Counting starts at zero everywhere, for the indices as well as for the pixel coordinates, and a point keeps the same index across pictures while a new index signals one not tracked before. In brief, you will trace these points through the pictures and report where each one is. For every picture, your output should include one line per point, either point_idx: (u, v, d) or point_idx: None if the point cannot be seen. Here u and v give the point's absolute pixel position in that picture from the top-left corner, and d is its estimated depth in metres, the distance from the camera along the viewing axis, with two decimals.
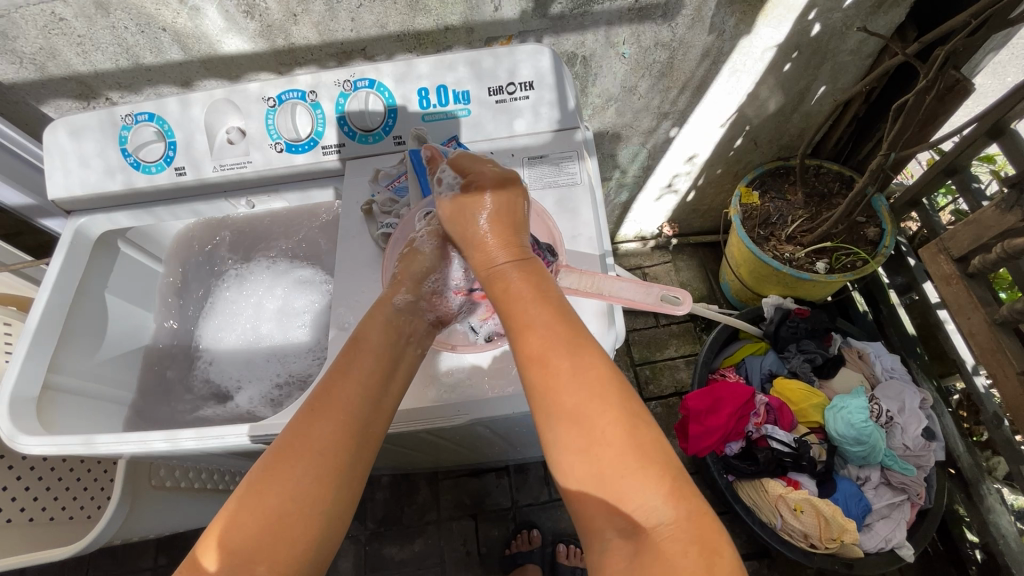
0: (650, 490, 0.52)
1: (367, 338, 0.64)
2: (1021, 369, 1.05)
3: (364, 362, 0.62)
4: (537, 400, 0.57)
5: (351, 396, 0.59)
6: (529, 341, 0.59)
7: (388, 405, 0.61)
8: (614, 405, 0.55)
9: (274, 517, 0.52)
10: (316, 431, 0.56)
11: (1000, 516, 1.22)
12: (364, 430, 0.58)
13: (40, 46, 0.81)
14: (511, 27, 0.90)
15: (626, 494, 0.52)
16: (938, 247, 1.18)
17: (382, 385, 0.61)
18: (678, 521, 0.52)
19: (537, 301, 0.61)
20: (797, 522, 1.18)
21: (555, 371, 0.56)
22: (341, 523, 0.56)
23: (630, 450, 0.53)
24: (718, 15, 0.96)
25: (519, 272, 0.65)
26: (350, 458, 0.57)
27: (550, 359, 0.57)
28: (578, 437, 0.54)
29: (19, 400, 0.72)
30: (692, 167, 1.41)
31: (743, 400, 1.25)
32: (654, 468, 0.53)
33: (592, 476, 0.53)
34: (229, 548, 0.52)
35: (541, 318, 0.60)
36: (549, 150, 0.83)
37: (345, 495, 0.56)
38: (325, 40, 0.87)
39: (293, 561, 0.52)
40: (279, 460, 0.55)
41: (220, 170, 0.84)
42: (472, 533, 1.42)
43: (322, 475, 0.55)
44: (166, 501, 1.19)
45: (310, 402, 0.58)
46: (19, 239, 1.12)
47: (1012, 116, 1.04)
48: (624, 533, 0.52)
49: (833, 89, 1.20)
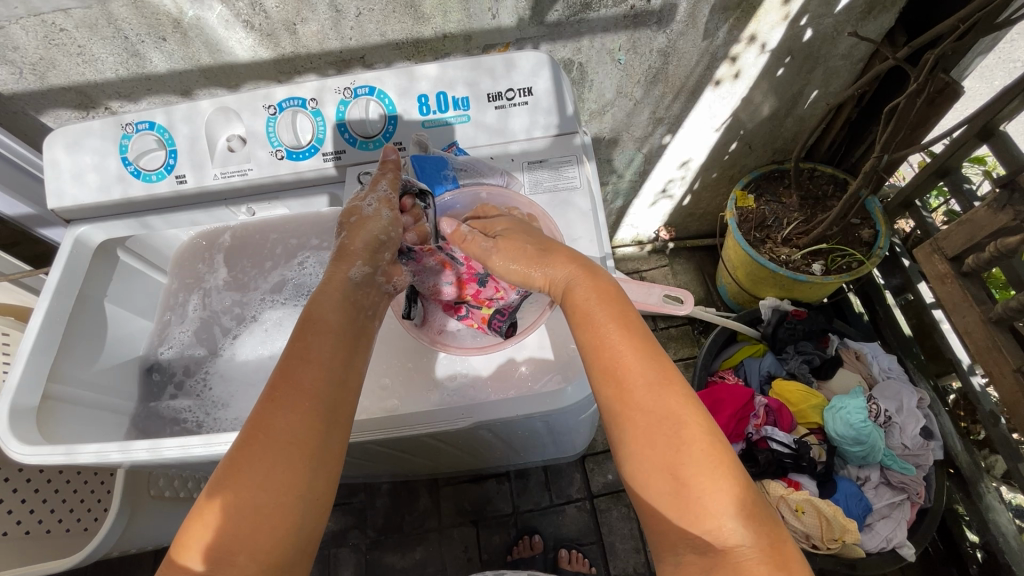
0: (725, 507, 0.51)
1: (321, 319, 0.63)
2: (1017, 366, 1.06)
3: (321, 345, 0.61)
4: (615, 415, 0.57)
5: (311, 378, 0.58)
6: (602, 346, 0.59)
7: (351, 382, 0.61)
8: (691, 420, 0.54)
9: (252, 507, 0.52)
10: (279, 419, 0.55)
11: (999, 514, 1.22)
12: (329, 411, 0.58)
13: (40, 57, 0.81)
14: (509, 34, 0.92)
15: (707, 511, 0.51)
16: (933, 248, 1.19)
17: (341, 364, 0.61)
18: (758, 541, 0.50)
19: (614, 317, 0.60)
20: (798, 523, 1.17)
21: (631, 386, 0.56)
22: (321, 503, 0.55)
23: (704, 467, 0.52)
24: (712, 21, 0.97)
25: (587, 282, 0.63)
26: (320, 441, 0.56)
27: (629, 374, 0.57)
28: (657, 451, 0.53)
29: (19, 410, 0.71)
30: (686, 171, 1.42)
31: (742, 402, 1.28)
32: (729, 482, 0.52)
33: (671, 489, 0.52)
34: (209, 544, 0.51)
35: (619, 333, 0.59)
36: (548, 155, 0.84)
37: (322, 477, 0.56)
38: (325, 48, 0.88)
39: (277, 547, 0.52)
40: (246, 450, 0.54)
41: (222, 178, 0.84)
42: (473, 540, 1.42)
43: (292, 459, 0.54)
44: (164, 512, 1.18)
45: (269, 391, 0.57)
46: (17, 249, 1.12)
47: (1002, 118, 1.06)
48: (700, 550, 0.51)
49: (825, 93, 1.22)
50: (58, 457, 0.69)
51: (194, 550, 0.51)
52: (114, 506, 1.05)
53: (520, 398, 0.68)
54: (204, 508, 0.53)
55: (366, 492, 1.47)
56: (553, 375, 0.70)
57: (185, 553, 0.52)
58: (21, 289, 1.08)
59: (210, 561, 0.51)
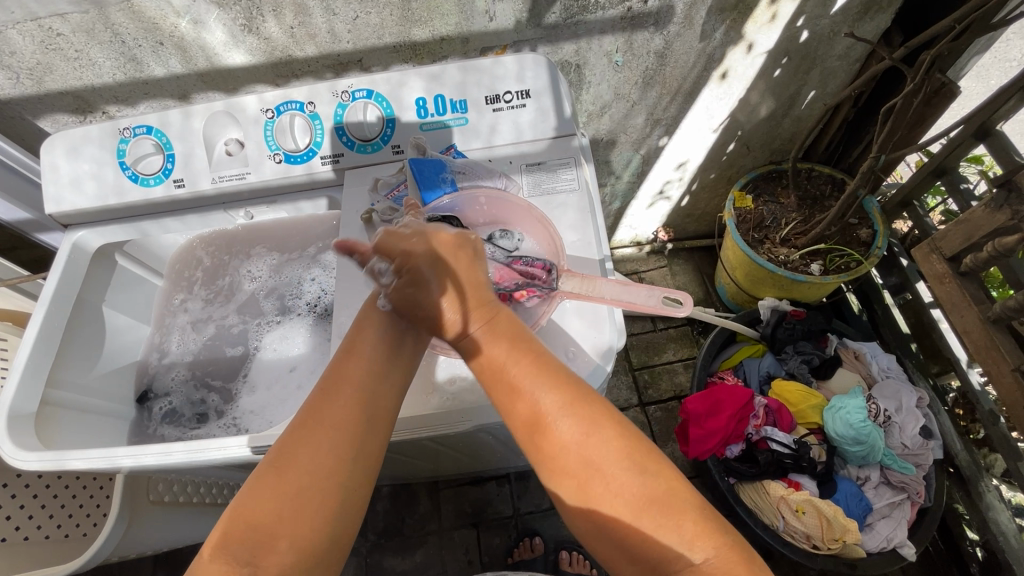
0: (672, 535, 0.51)
1: (378, 314, 0.64)
2: (1016, 365, 1.06)
3: (376, 338, 0.62)
4: (558, 484, 0.55)
5: (363, 370, 0.59)
6: (529, 412, 0.55)
7: (400, 377, 0.61)
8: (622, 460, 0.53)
9: (296, 491, 0.52)
10: (331, 408, 0.56)
11: (999, 513, 1.22)
12: (377, 405, 0.58)
13: (37, 62, 0.81)
14: (506, 36, 0.92)
15: (655, 544, 0.51)
16: (930, 247, 1.19)
17: (391, 359, 0.61)
18: (711, 562, 0.50)
19: (525, 372, 0.56)
20: (799, 523, 1.18)
21: (563, 453, 0.53)
22: (360, 499, 0.55)
23: (642, 505, 0.51)
24: (709, 22, 0.97)
25: (494, 338, 0.59)
26: (366, 436, 0.56)
27: (550, 431, 0.54)
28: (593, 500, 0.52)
29: (17, 416, 0.71)
30: (683, 173, 1.42)
31: (742, 402, 1.27)
32: (681, 523, 0.51)
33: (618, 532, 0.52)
34: (249, 525, 0.50)
35: (550, 403, 0.55)
36: (546, 157, 0.84)
37: (364, 472, 0.55)
38: (322, 51, 0.88)
39: (314, 536, 0.51)
40: (300, 434, 0.54)
41: (220, 182, 0.84)
42: (474, 543, 1.41)
43: (339, 450, 0.54)
44: (162, 517, 1.17)
45: (324, 380, 0.58)
46: (15, 254, 1.12)
47: (998, 117, 1.06)
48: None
49: (822, 94, 1.23)
50: (57, 462, 0.69)
51: (233, 531, 0.51)
52: (112, 510, 1.05)
53: None
54: (249, 489, 0.52)
55: None
56: None
57: (224, 537, 0.51)
58: (19, 294, 1.07)
59: (251, 543, 0.50)
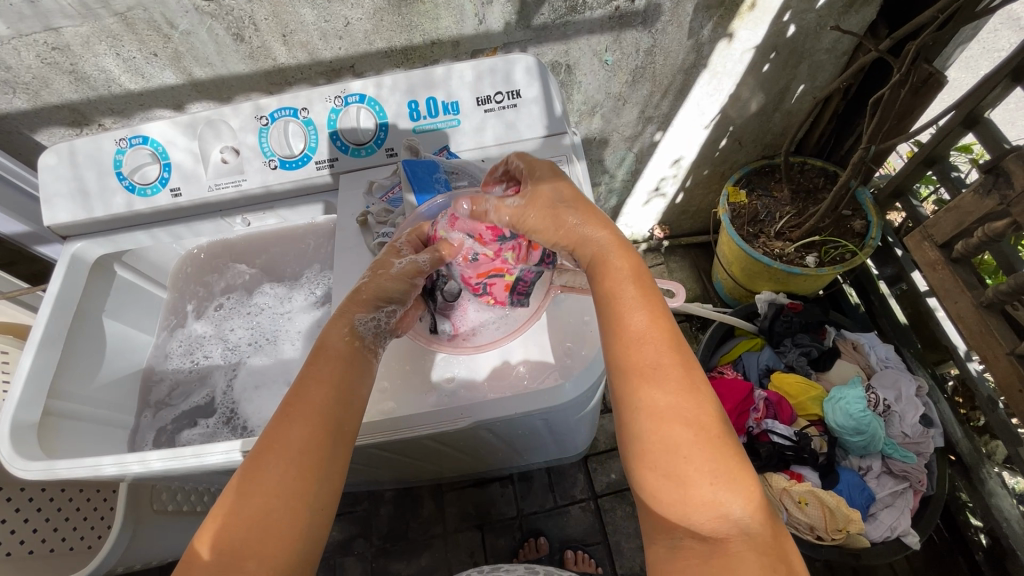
0: (729, 491, 0.50)
1: (330, 343, 0.63)
2: (1011, 349, 1.06)
3: (332, 365, 0.61)
4: (632, 402, 0.54)
5: (323, 392, 0.59)
6: (625, 326, 0.58)
7: (357, 401, 0.61)
8: (700, 403, 0.53)
9: (263, 520, 0.52)
10: (290, 433, 0.56)
11: (1001, 499, 1.23)
12: (338, 426, 0.58)
13: (34, 76, 0.82)
14: (496, 39, 0.93)
15: (710, 495, 0.49)
16: (923, 235, 1.20)
17: (348, 384, 0.61)
18: (761, 536, 0.49)
19: (636, 284, 0.60)
20: (802, 515, 1.18)
21: (650, 368, 0.55)
22: (328, 518, 0.55)
23: (706, 453, 0.51)
24: (696, 20, 0.99)
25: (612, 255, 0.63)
26: (329, 453, 0.56)
27: (642, 346, 0.56)
28: (668, 432, 0.52)
29: (20, 426, 0.72)
30: (677, 170, 1.44)
31: (742, 395, 1.28)
32: (737, 482, 0.50)
33: (676, 472, 0.51)
34: (217, 556, 0.51)
35: (647, 320, 0.58)
36: (538, 155, 0.85)
37: (329, 492, 0.56)
38: (314, 59, 0.89)
39: (286, 558, 0.51)
40: (259, 462, 0.54)
41: (216, 190, 0.85)
42: (479, 544, 1.41)
43: (304, 470, 0.54)
44: (166, 527, 1.17)
45: (282, 406, 0.58)
46: (14, 268, 1.13)
47: (986, 105, 1.08)
48: (700, 537, 0.49)
49: (812, 87, 1.24)
50: (59, 472, 0.69)
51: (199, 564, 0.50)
52: (116, 520, 1.05)
53: (519, 397, 0.69)
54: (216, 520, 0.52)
55: (369, 500, 1.47)
56: (551, 374, 0.70)
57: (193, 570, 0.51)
58: (18, 307, 1.08)
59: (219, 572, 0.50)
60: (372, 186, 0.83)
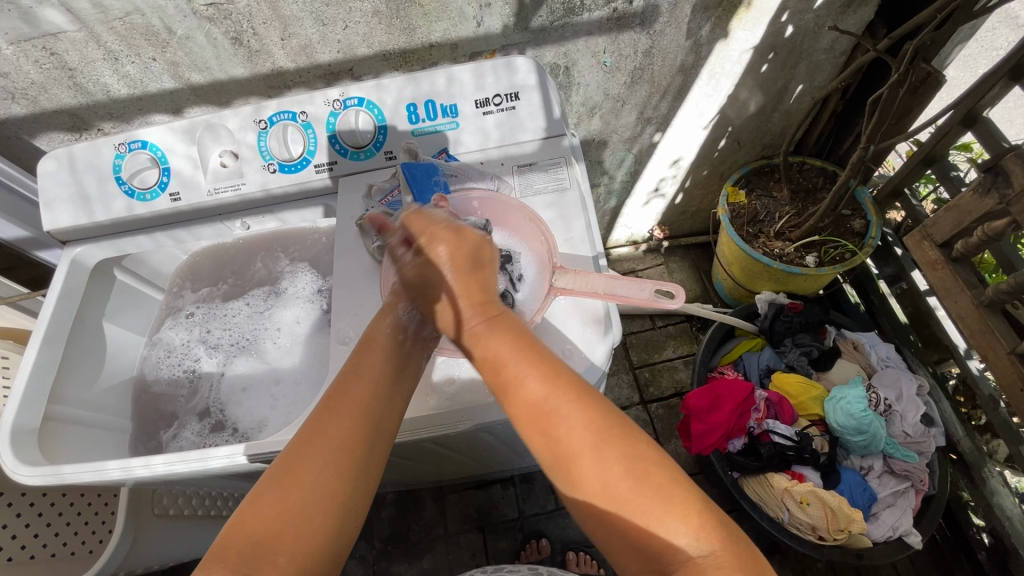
0: (671, 518, 0.50)
1: (377, 337, 0.65)
2: (1012, 348, 1.06)
3: (377, 360, 0.63)
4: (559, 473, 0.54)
5: (365, 388, 0.60)
6: (527, 402, 0.56)
7: (399, 401, 0.62)
8: (615, 440, 0.53)
9: (297, 510, 0.52)
10: (332, 425, 0.57)
11: (1003, 497, 1.23)
12: (378, 424, 0.59)
13: (32, 81, 0.82)
14: (494, 41, 0.93)
15: (654, 529, 0.50)
16: (922, 234, 1.20)
17: (392, 382, 0.62)
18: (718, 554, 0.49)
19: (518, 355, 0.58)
20: (803, 515, 1.18)
21: (562, 437, 0.54)
22: (358, 516, 0.55)
23: (646, 496, 0.51)
24: (694, 21, 0.99)
25: (492, 331, 0.60)
26: (367, 451, 0.57)
27: (549, 417, 0.54)
28: (601, 493, 0.52)
29: (20, 432, 0.72)
30: (677, 170, 1.44)
31: (743, 396, 1.27)
32: (680, 517, 0.50)
33: (618, 528, 0.51)
34: (249, 540, 0.50)
35: (539, 382, 0.56)
36: (538, 157, 0.85)
37: (363, 489, 0.56)
38: (312, 62, 0.89)
39: (315, 554, 0.51)
40: (300, 451, 0.55)
41: (215, 194, 0.85)
42: (481, 546, 1.41)
43: (342, 465, 0.55)
44: (167, 531, 1.17)
45: (326, 399, 0.59)
46: (14, 273, 1.13)
47: (985, 104, 1.08)
48: (660, 566, 0.50)
49: (810, 87, 1.24)
50: (60, 477, 0.69)
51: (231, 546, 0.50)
52: (119, 523, 1.05)
53: None
54: (250, 505, 0.53)
55: (370, 503, 1.47)
56: None
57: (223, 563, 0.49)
58: (18, 312, 1.08)
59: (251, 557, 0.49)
60: (370, 189, 0.82)
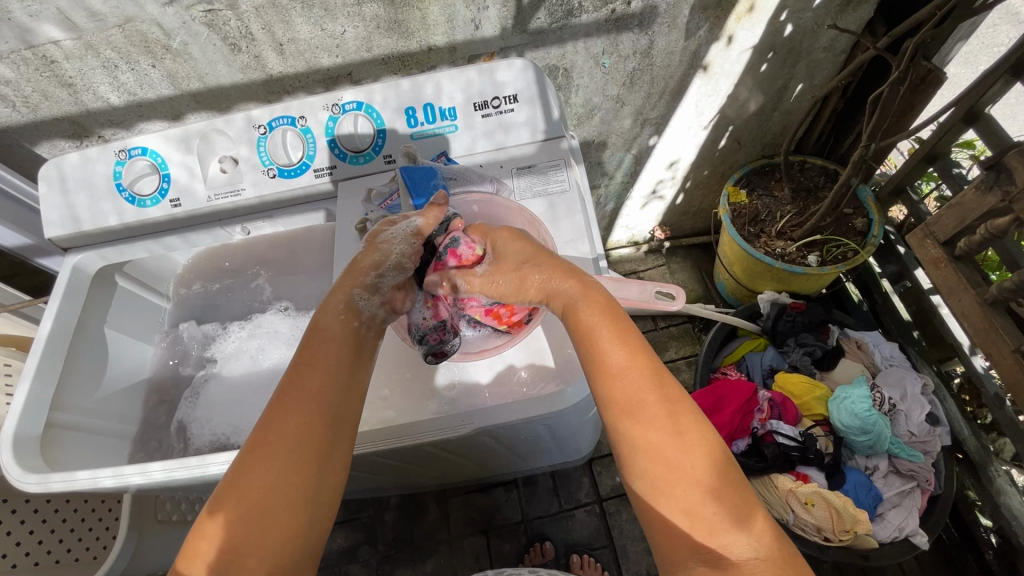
0: (735, 527, 0.51)
1: (327, 329, 0.63)
2: (1016, 346, 1.05)
3: (333, 349, 0.62)
4: (630, 432, 0.55)
5: (323, 381, 0.59)
6: (607, 366, 0.57)
7: (359, 386, 0.62)
8: (687, 424, 0.54)
9: (262, 513, 0.52)
10: (287, 424, 0.56)
11: (1011, 497, 1.22)
12: (338, 416, 0.58)
13: (32, 91, 0.83)
14: (493, 43, 0.93)
15: (711, 528, 0.51)
16: (925, 232, 1.20)
17: (350, 369, 0.61)
18: (766, 557, 0.50)
19: (613, 332, 0.59)
20: (809, 516, 1.17)
21: (639, 405, 0.55)
22: (326, 512, 0.56)
23: (711, 480, 0.52)
24: (693, 21, 0.98)
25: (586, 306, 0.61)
26: (328, 445, 0.57)
27: (625, 383, 0.56)
28: (672, 461, 0.53)
29: (21, 439, 0.71)
30: (675, 172, 1.43)
31: (745, 397, 1.27)
32: (736, 508, 0.52)
33: (680, 503, 0.52)
34: (220, 549, 0.52)
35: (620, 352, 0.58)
36: (537, 159, 0.84)
37: (329, 481, 0.56)
38: (311, 67, 0.89)
39: (287, 549, 0.52)
40: (254, 454, 0.55)
41: (215, 200, 0.85)
42: (484, 549, 1.41)
43: (303, 463, 0.55)
44: (169, 536, 1.17)
45: (278, 395, 0.58)
46: (16, 280, 1.14)
47: (988, 100, 1.07)
48: (711, 562, 0.50)
49: (810, 86, 1.24)
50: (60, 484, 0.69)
51: (201, 555, 0.52)
52: (123, 528, 1.05)
53: (518, 401, 0.68)
54: (214, 512, 0.53)
55: (374, 507, 1.47)
56: (552, 379, 0.70)
57: (189, 567, 0.52)
58: (20, 319, 1.08)
59: (223, 560, 0.51)
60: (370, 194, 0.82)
